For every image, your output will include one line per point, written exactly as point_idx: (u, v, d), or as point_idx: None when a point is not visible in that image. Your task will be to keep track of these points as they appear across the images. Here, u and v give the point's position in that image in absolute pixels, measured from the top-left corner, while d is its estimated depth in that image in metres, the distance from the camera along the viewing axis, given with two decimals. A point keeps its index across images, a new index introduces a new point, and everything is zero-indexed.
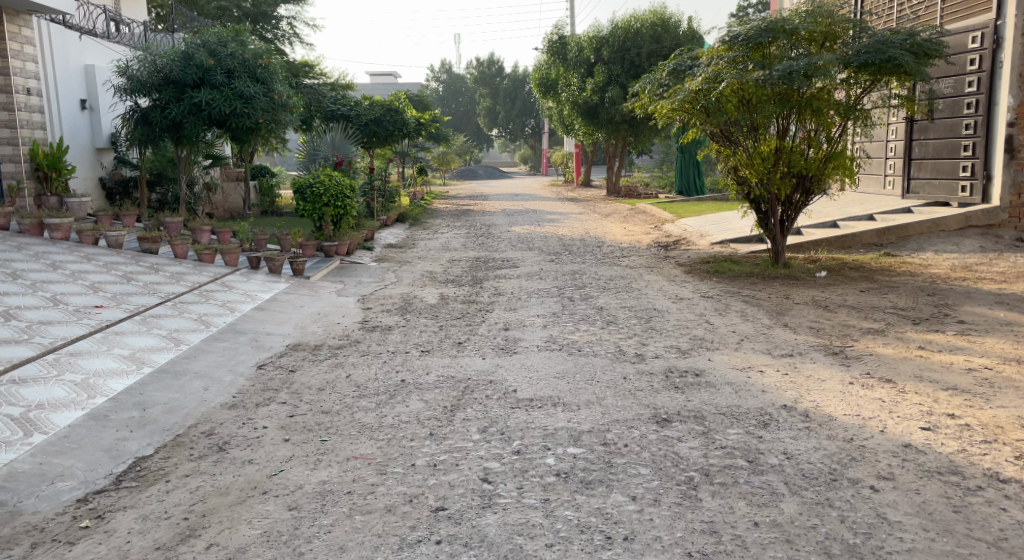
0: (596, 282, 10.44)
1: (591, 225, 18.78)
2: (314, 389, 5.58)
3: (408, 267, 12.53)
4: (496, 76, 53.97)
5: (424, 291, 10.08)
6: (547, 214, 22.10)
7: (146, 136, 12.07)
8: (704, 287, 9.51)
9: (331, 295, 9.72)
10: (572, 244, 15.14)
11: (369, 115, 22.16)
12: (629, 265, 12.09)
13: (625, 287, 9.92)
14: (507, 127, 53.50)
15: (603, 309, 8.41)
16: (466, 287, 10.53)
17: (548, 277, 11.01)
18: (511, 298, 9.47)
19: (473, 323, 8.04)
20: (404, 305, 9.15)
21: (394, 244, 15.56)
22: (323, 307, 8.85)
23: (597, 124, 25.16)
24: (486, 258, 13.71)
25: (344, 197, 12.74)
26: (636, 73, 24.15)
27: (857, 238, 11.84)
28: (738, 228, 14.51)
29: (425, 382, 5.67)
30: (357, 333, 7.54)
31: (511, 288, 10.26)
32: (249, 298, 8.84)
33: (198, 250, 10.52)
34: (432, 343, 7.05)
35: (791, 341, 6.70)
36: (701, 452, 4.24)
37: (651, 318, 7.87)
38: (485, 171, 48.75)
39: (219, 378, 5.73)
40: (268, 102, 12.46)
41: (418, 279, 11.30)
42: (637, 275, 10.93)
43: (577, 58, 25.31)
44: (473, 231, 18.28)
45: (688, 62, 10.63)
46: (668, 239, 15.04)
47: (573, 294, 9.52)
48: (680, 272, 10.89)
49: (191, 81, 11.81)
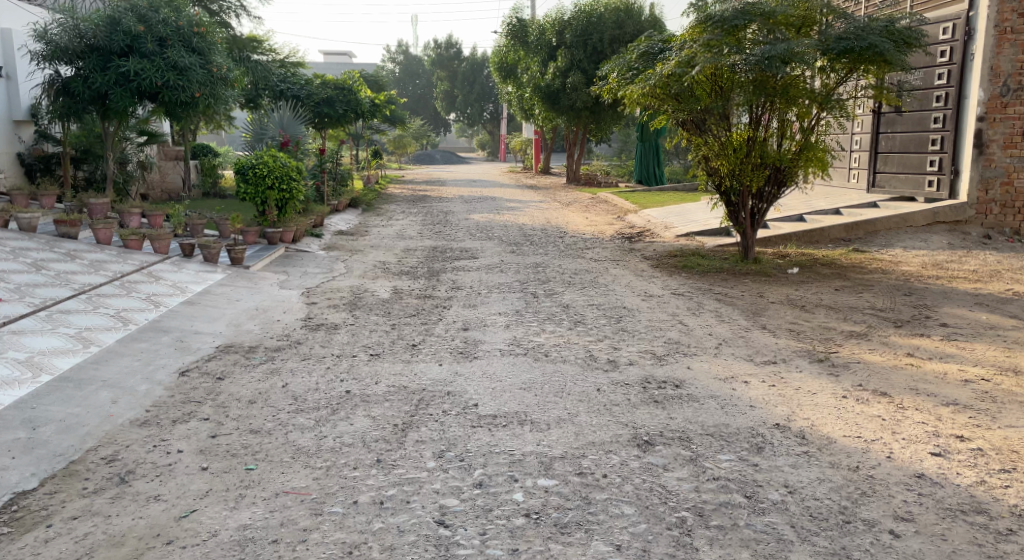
0: (558, 276, 9.92)
1: (553, 214, 18.21)
2: (241, 405, 4.99)
3: (359, 257, 11.81)
4: (454, 59, 53.02)
5: (376, 284, 9.40)
6: (506, 202, 21.47)
7: (68, 108, 11.64)
8: (672, 283, 9.04)
9: (273, 287, 9.01)
10: (534, 234, 14.56)
11: (321, 95, 21.37)
12: (593, 257, 11.59)
13: (588, 282, 9.41)
14: (465, 111, 52.66)
15: (568, 307, 7.87)
16: (422, 280, 9.87)
17: (510, 270, 10.43)
18: (469, 294, 8.84)
19: (428, 321, 7.39)
20: (353, 300, 8.46)
21: (346, 231, 14.80)
22: (264, 303, 8.17)
23: (558, 110, 24.57)
24: (443, 247, 13.04)
25: (289, 180, 12.01)
26: (598, 58, 23.58)
27: (825, 233, 11.32)
28: (702, 219, 14.09)
29: (374, 394, 5.10)
30: (299, 333, 6.88)
31: (470, 282, 9.64)
32: (178, 291, 8.17)
33: (123, 236, 9.82)
34: (383, 345, 6.47)
35: (772, 344, 6.20)
36: (691, 486, 3.67)
37: (621, 317, 7.36)
38: (442, 156, 47.90)
39: (132, 388, 5.27)
40: (206, 74, 11.88)
41: (369, 270, 10.60)
42: (602, 269, 10.44)
43: (538, 41, 24.66)
44: (430, 218, 17.56)
45: (659, 45, 10.14)
46: (631, 230, 14.58)
47: (535, 289, 8.97)
48: (647, 267, 10.40)
49: (118, 48, 11.28)
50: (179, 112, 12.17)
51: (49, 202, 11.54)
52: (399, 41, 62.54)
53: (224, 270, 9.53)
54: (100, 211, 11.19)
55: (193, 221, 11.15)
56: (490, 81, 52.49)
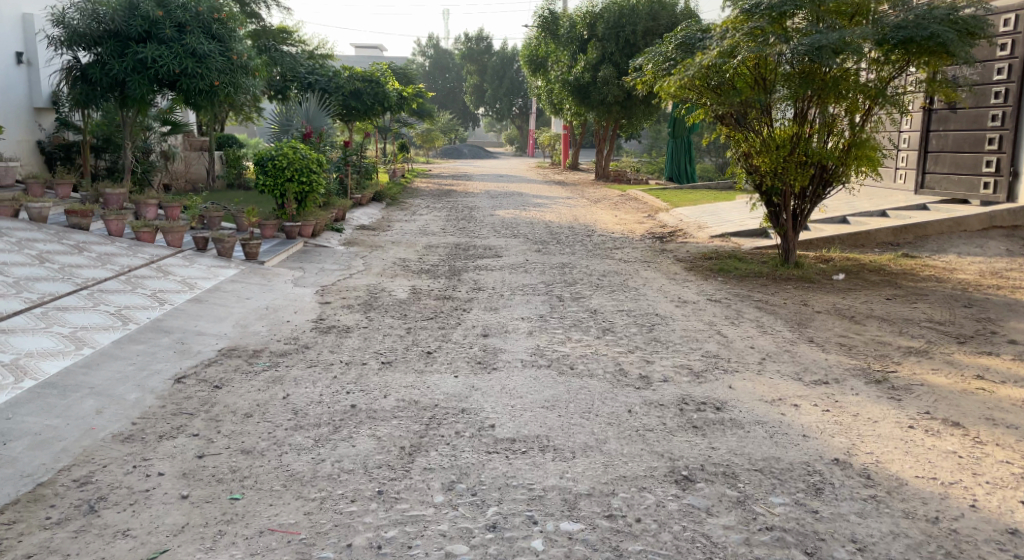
0: (587, 278, 9.38)
1: (581, 211, 17.68)
2: (236, 419, 4.53)
3: (379, 253, 11.37)
4: (484, 53, 52.56)
5: (395, 283, 8.94)
6: (533, 198, 20.95)
7: (85, 96, 11.23)
8: (708, 288, 8.48)
9: (286, 284, 8.58)
10: (560, 232, 14.04)
11: (349, 87, 20.99)
12: (622, 258, 11.04)
13: (618, 285, 8.87)
14: (494, 105, 52.18)
15: (596, 314, 7.34)
16: (442, 279, 9.40)
17: (535, 271, 9.93)
18: (491, 296, 8.35)
19: (446, 326, 6.91)
20: (369, 300, 8.01)
21: (367, 226, 14.38)
22: (276, 301, 7.74)
23: (588, 104, 24.00)
24: (466, 244, 12.56)
25: (310, 172, 11.52)
26: (630, 52, 22.98)
27: (871, 237, 10.68)
28: (739, 219, 13.50)
29: (381, 410, 4.62)
30: (308, 337, 6.43)
31: (492, 283, 9.14)
32: (186, 288, 7.65)
33: (135, 228, 9.39)
34: (396, 353, 5.99)
35: (822, 361, 5.64)
36: (739, 537, 3.22)
37: (654, 326, 6.82)
38: (470, 151, 47.47)
39: (121, 397, 4.82)
40: (225, 62, 11.40)
41: (389, 268, 10.15)
42: (632, 271, 9.90)
43: (569, 34, 24.10)
44: (455, 213, 17.12)
45: (698, 34, 9.56)
46: (663, 229, 14.03)
47: (562, 291, 8.45)
48: (680, 270, 9.85)
49: (136, 34, 10.88)
50: (197, 102, 11.74)
51: (65, 191, 11.20)
52: (429, 34, 62.18)
53: (238, 265, 9.11)
54: (116, 200, 10.79)
55: (210, 213, 10.75)
56: (520, 75, 51.94)
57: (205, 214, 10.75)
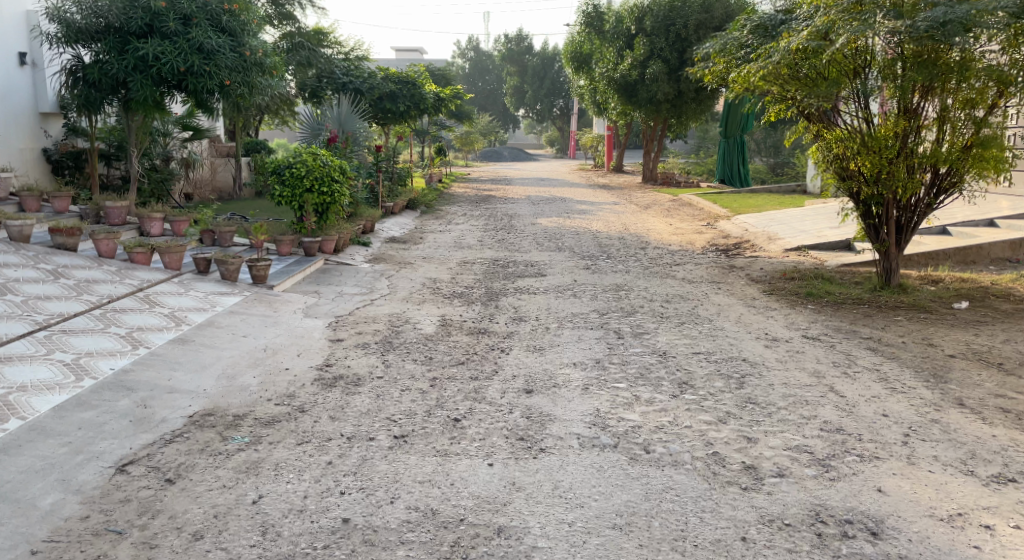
0: (649, 305, 7.96)
1: (629, 218, 16.26)
2: (178, 545, 3.22)
3: (409, 271, 10.12)
4: (524, 53, 51.15)
5: (423, 313, 7.63)
6: (577, 203, 19.53)
7: (85, 99, 9.65)
8: (800, 325, 7.00)
9: (291, 309, 7.26)
10: (610, 245, 12.62)
11: (384, 89, 19.75)
12: (685, 277, 9.62)
13: (688, 317, 7.44)
14: (534, 107, 50.92)
15: (668, 359, 5.91)
16: (479, 307, 8.10)
17: (586, 295, 8.55)
18: (534, 332, 6.95)
19: (481, 376, 5.54)
20: (389, 335, 6.65)
21: (398, 238, 13.14)
22: (278, 330, 6.41)
23: (635, 104, 22.53)
24: (505, 260, 11.21)
25: (332, 182, 10.25)
26: (681, 46, 21.37)
27: (984, 252, 9.86)
28: (816, 230, 12.13)
29: (388, 534, 3.29)
30: (305, 387, 5.07)
31: (536, 313, 7.75)
32: (174, 322, 6.15)
33: (127, 248, 7.81)
34: (417, 417, 4.64)
35: (989, 443, 4.29)
36: None
37: (745, 380, 5.37)
38: (509, 153, 46.21)
39: (34, 503, 3.47)
40: (235, 60, 9.51)
41: (416, 291, 8.81)
42: (700, 296, 8.45)
43: (615, 29, 22.63)
44: (494, 222, 15.87)
45: (779, 15, 8.40)
46: (727, 241, 12.64)
47: (621, 326, 7.03)
48: (758, 297, 8.38)
49: (136, 28, 9.19)
50: (209, 102, 10.07)
51: (63, 204, 9.85)
52: (470, 37, 61.12)
53: (243, 292, 7.48)
54: (117, 215, 9.46)
55: (222, 229, 9.37)
56: (562, 76, 50.53)
57: (216, 228, 9.37)
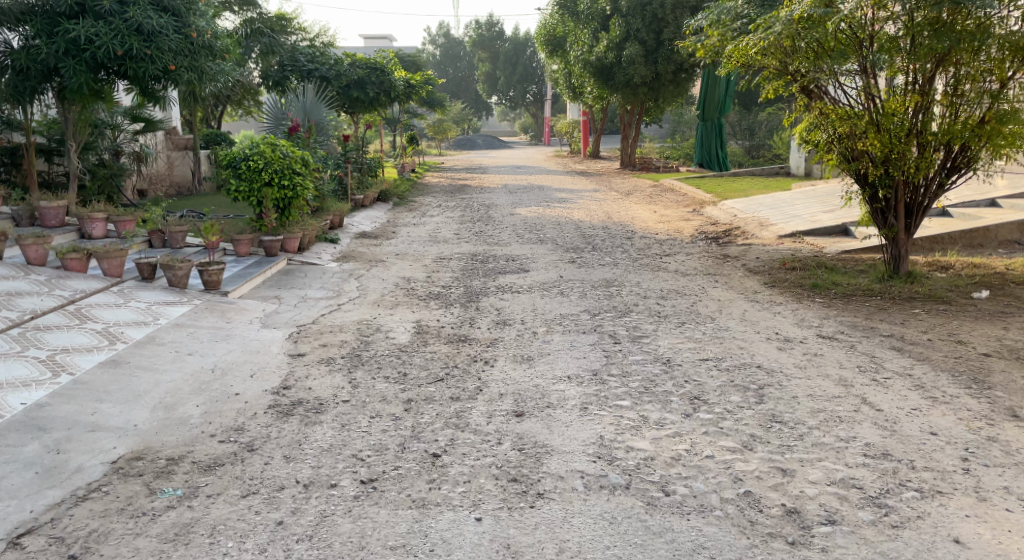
0: (643, 303, 7.30)
1: (611, 206, 15.60)
2: None
3: (381, 269, 9.38)
4: (496, 39, 50.20)
5: (396, 318, 6.90)
6: (556, 191, 18.85)
7: (15, 89, 8.77)
8: (811, 323, 6.38)
9: (246, 320, 6.50)
10: (594, 235, 11.94)
11: (352, 76, 18.88)
12: (678, 269, 8.97)
13: (688, 315, 6.78)
14: (507, 94, 50.01)
15: (673, 368, 5.25)
16: (457, 309, 7.38)
17: (574, 293, 7.87)
18: (520, 340, 6.26)
19: (464, 395, 4.83)
20: (357, 348, 5.93)
21: (369, 233, 12.39)
22: (230, 346, 5.66)
23: (612, 87, 21.80)
24: (484, 255, 10.50)
25: (293, 175, 9.47)
26: (657, 27, 20.68)
27: (991, 233, 9.26)
28: (809, 215, 11.53)
29: None
30: (258, 414, 4.36)
31: (521, 316, 7.05)
32: (106, 341, 5.40)
33: (59, 254, 7.01)
34: (389, 452, 3.92)
35: None
36: None
37: (764, 393, 4.71)
38: (484, 141, 45.42)
39: None
40: (180, 43, 8.71)
41: (388, 292, 8.08)
42: (697, 291, 7.80)
43: (590, 10, 21.90)
44: (470, 214, 15.13)
45: None
46: (716, 228, 12.01)
47: (615, 329, 6.37)
48: (759, 289, 7.75)
49: (67, 8, 8.36)
50: (152, 88, 9.25)
51: None
52: (441, 23, 60.04)
53: (191, 302, 6.77)
54: (53, 216, 8.67)
55: (172, 229, 8.71)
56: (534, 62, 49.64)
57: (165, 228, 8.68)
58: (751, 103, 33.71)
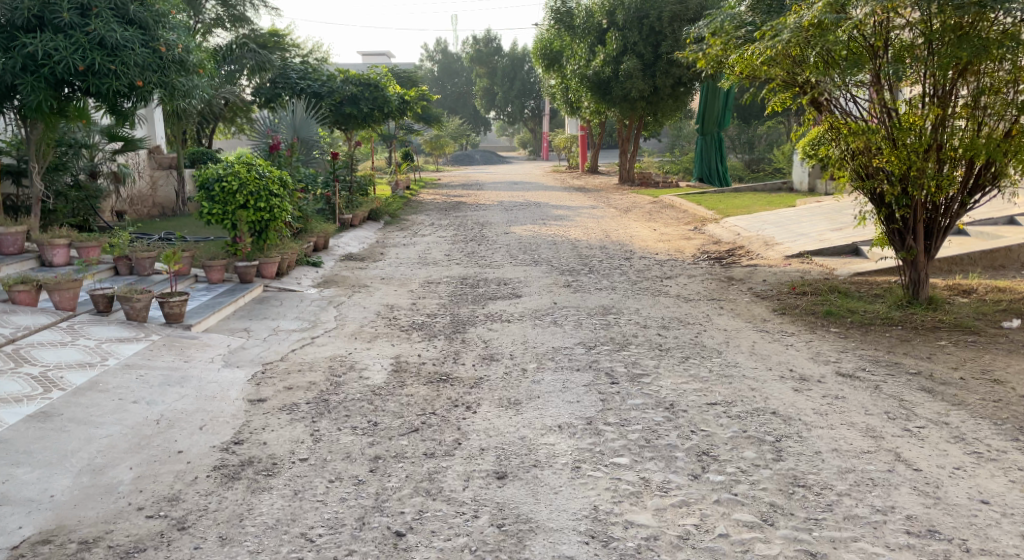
0: (643, 334, 6.71)
1: (610, 223, 15.04)
2: None
3: (365, 296, 8.82)
4: (493, 54, 49.79)
5: (376, 354, 6.34)
6: (553, 208, 18.29)
7: None
8: (828, 359, 5.78)
9: (206, 358, 5.89)
10: (592, 255, 11.36)
11: (344, 92, 18.33)
12: (680, 294, 8.37)
13: (692, 349, 6.18)
14: (506, 109, 49.87)
15: (677, 414, 4.66)
16: (442, 343, 6.82)
17: (569, 322, 7.29)
18: (507, 379, 5.68)
19: (441, 449, 4.27)
20: (329, 388, 5.38)
21: (355, 255, 11.83)
22: (183, 391, 5.04)
23: (610, 102, 21.32)
24: (474, 279, 9.94)
25: (270, 196, 8.94)
26: (655, 40, 20.19)
27: (1013, 254, 8.70)
28: (816, 233, 10.96)
29: None
30: (200, 476, 3.79)
31: (510, 350, 6.48)
32: (41, 388, 4.79)
33: (7, 285, 6.43)
34: (354, 528, 3.39)
35: None
36: None
37: (782, 447, 4.14)
38: (482, 156, 44.95)
39: None
40: (147, 58, 8.16)
41: (368, 324, 7.52)
42: (701, 319, 7.20)
43: (586, 24, 21.44)
44: (464, 232, 14.58)
45: None
46: (720, 247, 11.44)
47: (613, 366, 5.77)
48: (768, 317, 7.14)
49: (23, 20, 7.77)
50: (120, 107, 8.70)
51: None
52: (438, 39, 59.70)
53: (150, 338, 6.17)
54: (12, 242, 8.11)
55: (139, 255, 8.17)
56: (531, 77, 49.21)
57: (131, 255, 8.15)
58: (750, 117, 33.21)
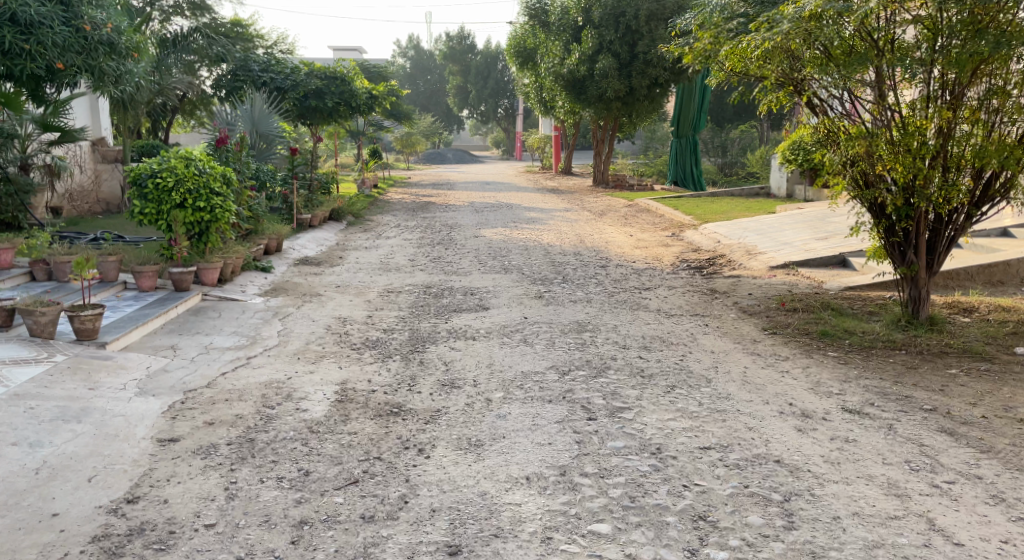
0: (622, 356, 6.00)
1: (584, 228, 14.38)
2: None
3: (315, 308, 8.05)
4: (467, 52, 48.99)
5: (318, 380, 5.60)
6: (525, 210, 17.60)
7: None
8: (830, 389, 5.01)
9: (104, 397, 5.14)
10: (565, 262, 10.67)
11: (310, 86, 17.38)
12: (660, 309, 7.70)
13: (679, 375, 5.46)
14: (479, 108, 49.23)
15: (666, 463, 3.93)
16: (395, 364, 6.07)
17: (539, 340, 6.59)
18: (468, 412, 4.94)
19: (381, 513, 3.57)
20: (249, 436, 4.56)
21: (311, 260, 11.04)
22: (78, 429, 4.57)
23: (584, 102, 20.65)
24: (438, 287, 9.19)
25: (210, 197, 8.51)
26: (631, 39, 19.48)
27: (1014, 269, 8.10)
28: (800, 242, 10.35)
29: None
30: (71, 553, 3.30)
31: (473, 374, 5.76)
32: None
33: None
34: None
35: None
36: None
37: (794, 510, 3.45)
38: (453, 155, 44.15)
39: None
40: (67, 37, 7.93)
41: (315, 342, 6.76)
42: (685, 338, 6.51)
43: (560, 21, 20.73)
44: (430, 235, 13.85)
45: None
46: (700, 256, 10.81)
47: (590, 397, 5.04)
48: (758, 337, 6.40)
49: None
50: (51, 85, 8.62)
51: None
52: (410, 36, 58.78)
53: (52, 360, 5.73)
54: None
55: (57, 260, 8.02)
56: (505, 76, 48.58)
57: (49, 260, 8.04)
58: (723, 119, 32.74)
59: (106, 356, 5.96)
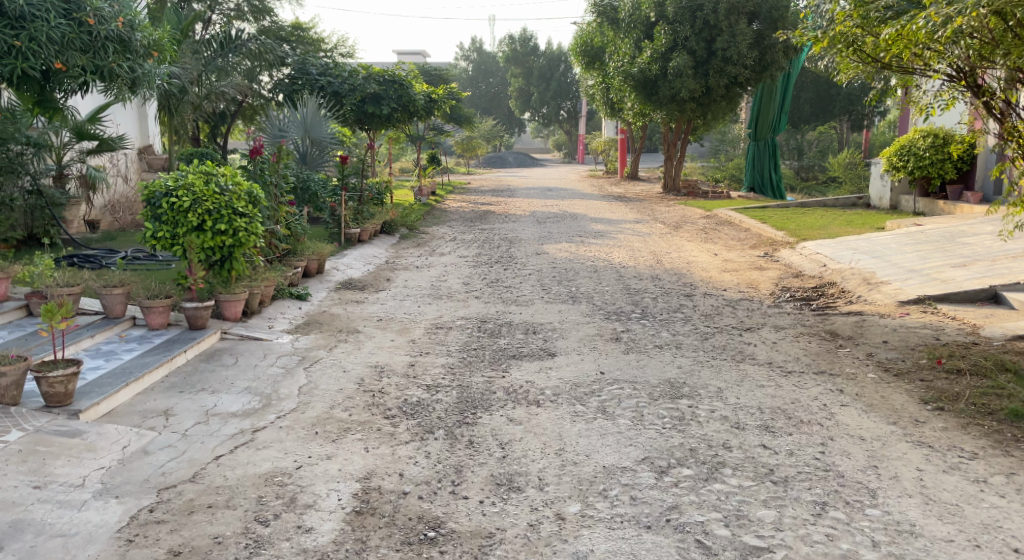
0: (739, 444, 4.46)
1: (660, 243, 12.83)
2: None
3: (352, 353, 6.74)
4: (530, 53, 47.54)
5: (338, 476, 4.23)
6: (592, 221, 16.11)
7: None
8: None
9: (48, 503, 3.87)
10: (644, 290, 9.16)
11: (368, 90, 15.99)
12: (770, 361, 6.16)
13: (826, 483, 3.93)
14: (541, 110, 47.60)
15: None
16: (437, 445, 4.66)
17: (621, 409, 5.12)
18: (534, 544, 3.53)
19: None
20: None
21: (354, 283, 9.74)
22: None
23: (656, 103, 18.90)
24: (496, 322, 7.79)
25: (233, 218, 7.20)
26: (708, 34, 17.84)
27: None
28: (928, 269, 8.64)
29: None
30: None
31: (540, 464, 4.33)
32: None
33: None
34: None
35: None
36: None
37: None
38: (515, 159, 42.84)
39: None
40: (67, 32, 6.78)
41: (341, 405, 5.40)
42: (818, 413, 4.92)
43: (632, 17, 19.16)
44: (488, 251, 12.45)
45: None
46: (803, 283, 9.19)
47: (704, 523, 3.60)
48: (918, 413, 4.82)
49: None
50: (58, 88, 7.49)
51: None
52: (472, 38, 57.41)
53: (3, 440, 4.49)
54: None
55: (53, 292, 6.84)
56: (568, 77, 47.10)
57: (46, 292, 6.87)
58: (800, 118, 30.44)
59: (74, 432, 4.68)
